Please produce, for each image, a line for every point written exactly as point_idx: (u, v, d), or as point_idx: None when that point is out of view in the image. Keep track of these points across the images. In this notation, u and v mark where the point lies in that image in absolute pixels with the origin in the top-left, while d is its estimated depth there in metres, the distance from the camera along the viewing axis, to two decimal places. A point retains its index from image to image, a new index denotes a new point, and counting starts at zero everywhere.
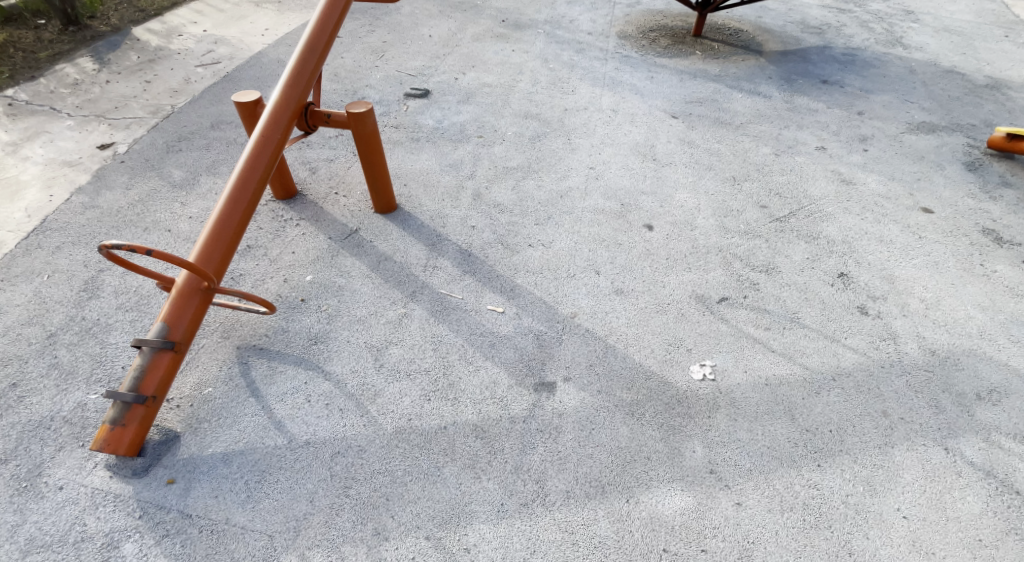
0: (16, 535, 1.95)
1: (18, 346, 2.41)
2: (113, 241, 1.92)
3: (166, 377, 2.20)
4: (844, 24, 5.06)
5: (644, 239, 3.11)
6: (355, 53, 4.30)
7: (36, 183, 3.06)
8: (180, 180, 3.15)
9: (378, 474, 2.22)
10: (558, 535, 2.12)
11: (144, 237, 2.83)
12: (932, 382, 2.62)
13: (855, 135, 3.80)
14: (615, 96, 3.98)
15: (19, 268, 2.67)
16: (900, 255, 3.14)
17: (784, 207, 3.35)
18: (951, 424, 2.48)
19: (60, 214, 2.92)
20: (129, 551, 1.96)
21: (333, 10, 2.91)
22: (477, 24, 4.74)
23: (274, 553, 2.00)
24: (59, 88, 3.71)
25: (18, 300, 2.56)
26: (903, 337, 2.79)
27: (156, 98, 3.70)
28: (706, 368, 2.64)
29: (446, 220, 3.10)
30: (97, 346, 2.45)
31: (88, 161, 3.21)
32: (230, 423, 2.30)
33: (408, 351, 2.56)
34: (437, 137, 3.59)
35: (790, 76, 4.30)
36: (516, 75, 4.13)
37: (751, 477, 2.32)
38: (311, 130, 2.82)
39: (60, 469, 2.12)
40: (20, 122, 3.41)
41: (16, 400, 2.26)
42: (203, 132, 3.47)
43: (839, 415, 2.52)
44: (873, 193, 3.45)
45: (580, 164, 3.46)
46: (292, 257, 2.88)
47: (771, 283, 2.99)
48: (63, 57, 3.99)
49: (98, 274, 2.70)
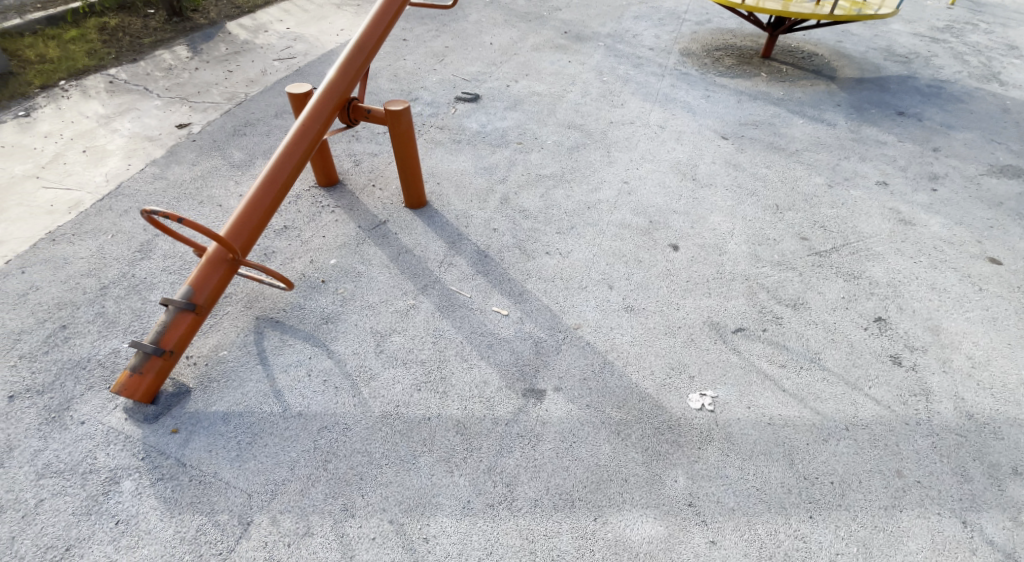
0: (36, 459, 2.20)
1: (73, 293, 2.73)
2: (155, 209, 2.10)
3: (186, 335, 2.41)
4: (936, 54, 4.82)
5: (666, 259, 3.05)
6: (416, 56, 4.62)
7: (119, 153, 3.46)
8: (239, 161, 3.45)
9: (357, 453, 2.28)
10: (518, 542, 2.08)
11: (197, 209, 3.11)
12: (962, 448, 2.36)
13: (923, 173, 3.55)
14: (664, 112, 4.02)
15: (89, 225, 3.03)
16: (952, 305, 2.87)
17: (827, 241, 3.18)
18: (975, 496, 2.22)
19: (133, 182, 3.27)
20: (127, 488, 2.15)
21: (388, 10, 3.02)
22: (539, 35, 5.00)
23: (249, 511, 2.11)
24: (155, 71, 4.21)
25: (83, 253, 2.90)
26: (937, 396, 2.53)
27: (234, 86, 4.10)
28: (706, 398, 2.54)
29: (470, 221, 3.21)
30: (138, 302, 2.72)
31: (165, 138, 3.59)
32: (236, 386, 2.47)
33: (408, 341, 2.65)
34: (479, 140, 3.74)
35: (861, 105, 4.13)
36: (568, 86, 4.28)
37: (732, 517, 2.18)
38: (352, 124, 2.96)
39: (86, 406, 2.36)
40: (116, 98, 3.89)
41: (62, 339, 2.56)
42: (267, 120, 3.80)
43: (846, 467, 2.32)
44: (934, 237, 3.19)
45: (614, 177, 3.50)
46: (321, 241, 3.08)
47: (796, 319, 2.83)
48: (163, 44, 4.55)
49: (153, 238, 3.01)
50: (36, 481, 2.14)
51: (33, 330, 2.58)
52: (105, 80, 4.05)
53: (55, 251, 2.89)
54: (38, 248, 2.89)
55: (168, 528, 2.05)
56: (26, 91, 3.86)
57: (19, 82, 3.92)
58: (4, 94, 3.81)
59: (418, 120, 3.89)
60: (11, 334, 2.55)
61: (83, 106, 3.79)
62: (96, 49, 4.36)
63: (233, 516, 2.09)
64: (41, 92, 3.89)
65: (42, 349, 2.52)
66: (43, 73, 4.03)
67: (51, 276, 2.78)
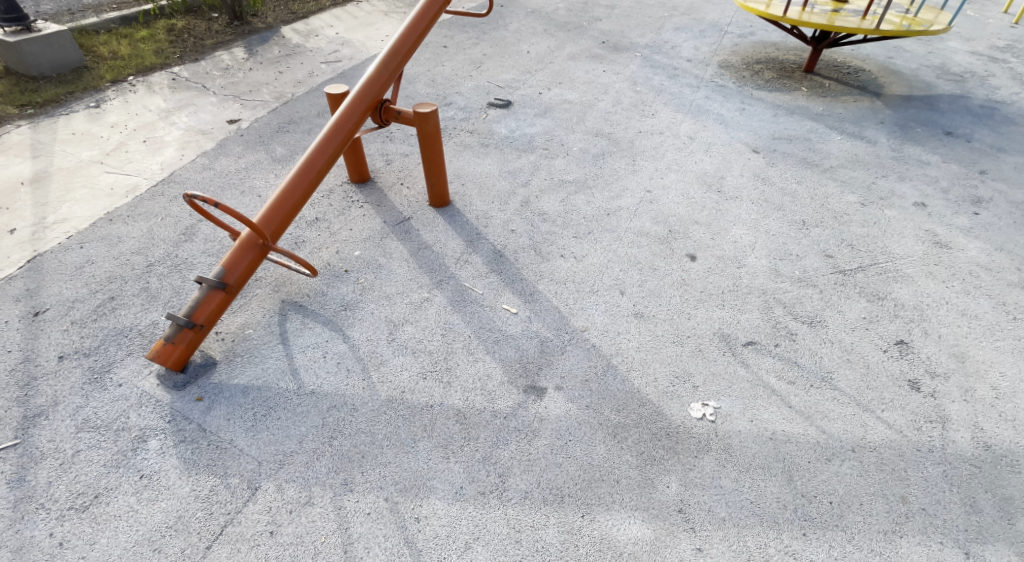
0: (77, 414, 2.41)
1: (123, 268, 2.97)
2: (195, 193, 2.24)
3: (215, 311, 2.56)
4: (993, 74, 4.75)
5: (682, 268, 3.07)
6: (456, 62, 4.83)
7: (175, 144, 3.75)
8: (280, 156, 3.68)
9: (360, 433, 2.38)
10: (505, 530, 2.13)
11: (238, 198, 3.34)
12: (975, 479, 2.26)
13: (966, 196, 3.47)
14: (695, 124, 4.11)
15: (143, 209, 3.30)
16: (982, 333, 2.75)
17: (853, 260, 3.11)
18: (982, 527, 2.13)
19: (185, 171, 3.54)
20: (153, 447, 2.33)
21: (423, 16, 3.12)
22: (577, 44, 5.20)
23: (258, 477, 2.25)
24: (213, 70, 4.56)
25: (135, 233, 3.16)
26: (954, 424, 2.42)
27: (282, 86, 4.40)
28: (708, 409, 2.50)
29: (489, 221, 3.32)
30: (178, 280, 2.94)
31: (217, 132, 3.88)
32: (258, 362, 2.63)
33: (419, 331, 2.76)
34: (506, 145, 3.90)
35: (906, 123, 4.11)
36: (600, 95, 4.43)
37: (722, 526, 2.15)
38: (382, 124, 3.10)
39: (124, 370, 2.57)
40: (177, 94, 4.24)
41: (110, 310, 2.79)
42: (310, 119, 4.04)
43: (847, 488, 2.25)
44: (970, 261, 3.07)
45: (637, 186, 3.58)
46: (348, 233, 3.24)
47: (811, 336, 2.76)
48: (223, 45, 4.92)
49: (197, 223, 3.25)
50: (74, 434, 2.35)
51: (85, 299, 2.82)
52: (168, 77, 4.42)
53: (111, 230, 3.16)
54: (97, 226, 3.17)
55: (185, 486, 2.22)
56: (98, 85, 4.23)
57: (93, 76, 4.30)
58: (79, 86, 4.18)
59: (450, 124, 4.08)
60: (65, 302, 2.80)
61: (148, 100, 4.14)
62: (162, 48, 4.74)
63: (243, 481, 2.24)
64: (111, 85, 4.26)
65: (92, 317, 2.75)
66: (114, 68, 4.41)
67: (105, 252, 3.04)
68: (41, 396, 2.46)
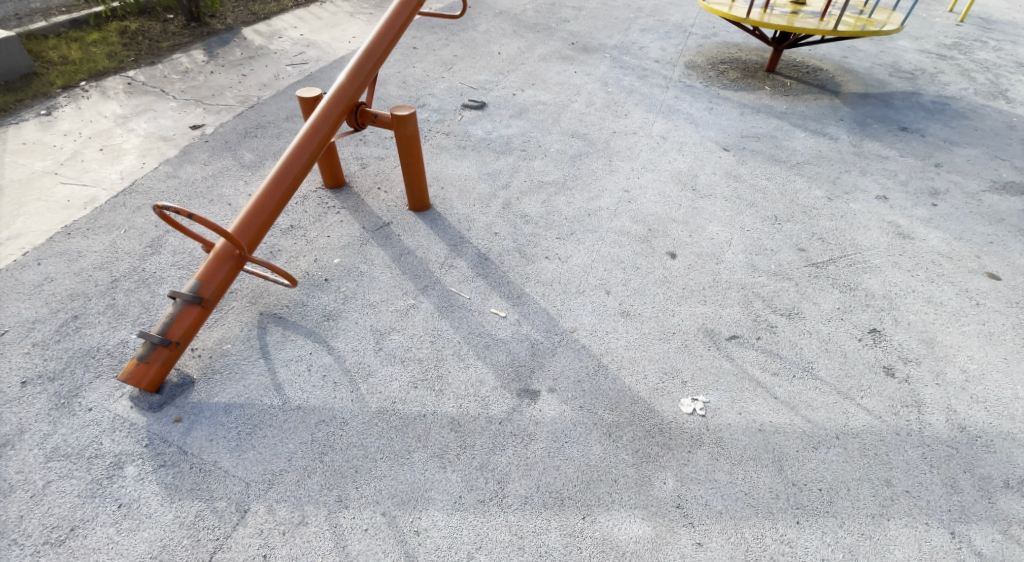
0: (45, 443, 2.26)
1: (86, 285, 2.81)
2: (166, 204, 2.10)
3: (192, 327, 2.41)
4: (942, 71, 5.01)
5: (664, 266, 3.13)
6: (426, 65, 4.80)
7: (135, 152, 3.58)
8: (249, 162, 3.56)
9: (352, 447, 2.30)
10: (506, 537, 2.10)
11: (207, 207, 3.21)
12: (953, 460, 2.37)
13: (924, 188, 3.64)
14: (667, 123, 4.20)
15: (103, 221, 3.13)
16: (948, 319, 2.89)
17: (825, 252, 3.22)
18: (964, 507, 2.23)
19: (148, 180, 3.39)
20: (130, 474, 2.19)
21: (397, 18, 3.04)
22: (546, 46, 5.23)
23: (247, 499, 2.14)
24: (172, 74, 4.39)
25: (96, 247, 2.99)
26: (929, 407, 2.54)
27: (247, 90, 4.27)
28: (698, 403, 2.54)
29: (471, 225, 3.32)
30: (147, 295, 2.79)
31: (180, 138, 3.73)
32: (238, 378, 2.50)
33: (407, 339, 2.70)
34: (483, 147, 3.91)
35: (865, 120, 4.29)
36: (573, 96, 4.48)
37: (719, 520, 2.19)
38: (359, 127, 3.05)
39: (94, 393, 2.41)
40: (134, 99, 4.05)
41: (73, 329, 2.62)
42: (278, 123, 3.93)
43: (834, 475, 2.32)
44: (933, 250, 3.23)
45: (615, 186, 3.63)
46: (326, 241, 3.16)
47: (790, 328, 2.85)
48: (180, 48, 4.75)
49: (163, 235, 3.10)
50: (43, 464, 2.20)
51: (47, 319, 2.65)
52: (123, 82, 4.22)
53: (70, 244, 2.99)
54: (55, 241, 2.99)
55: (168, 513, 2.10)
56: (47, 91, 4.00)
57: (42, 81, 4.07)
58: (28, 93, 3.95)
59: (425, 126, 4.07)
60: (25, 323, 2.63)
61: (102, 106, 3.94)
62: (116, 52, 4.53)
63: (231, 503, 2.13)
64: (62, 91, 4.04)
65: (54, 338, 2.58)
66: (65, 73, 4.18)
67: (65, 268, 2.87)
68: (4, 425, 2.30)
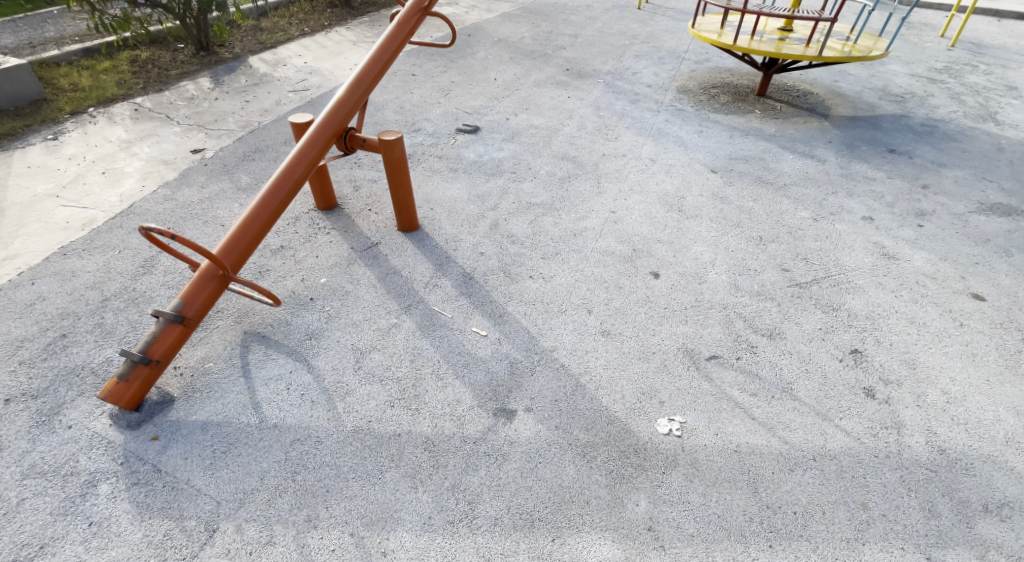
0: (23, 460, 2.32)
1: (77, 304, 2.90)
2: (151, 226, 2.15)
3: (173, 345, 2.49)
4: (932, 94, 5.03)
5: (647, 286, 3.16)
6: (423, 90, 4.94)
7: (135, 175, 3.72)
8: (245, 185, 3.68)
9: (325, 466, 2.34)
10: (473, 559, 2.12)
11: (201, 229, 3.31)
12: (931, 484, 2.34)
13: (910, 210, 3.64)
14: (656, 146, 4.26)
15: (98, 242, 3.24)
16: (931, 340, 2.87)
17: (808, 273, 3.23)
18: (941, 532, 2.21)
19: (145, 202, 3.51)
20: (103, 492, 2.24)
21: (389, 46, 3.09)
22: (542, 72, 5.35)
23: (216, 518, 2.18)
24: (177, 100, 4.56)
25: (90, 268, 3.09)
26: (909, 429, 2.52)
27: (249, 115, 4.42)
28: (674, 424, 2.54)
29: (458, 245, 3.38)
30: (135, 314, 2.88)
31: (180, 162, 3.86)
32: (217, 397, 2.57)
33: (387, 358, 2.75)
34: (474, 169, 4.00)
35: (853, 142, 4.32)
36: (565, 120, 4.57)
37: (690, 543, 2.18)
38: (349, 152, 3.13)
39: (74, 411, 2.48)
40: (139, 124, 4.21)
41: (60, 348, 2.71)
42: (276, 146, 4.06)
43: (809, 498, 2.30)
44: (918, 271, 3.22)
45: (602, 207, 3.69)
46: (314, 261, 3.24)
47: (771, 348, 2.85)
48: (188, 75, 4.94)
49: (156, 256, 3.21)
50: (20, 481, 2.26)
51: (36, 337, 2.74)
52: (130, 108, 4.39)
53: (65, 264, 3.09)
54: (51, 261, 3.10)
55: (137, 532, 2.15)
56: (56, 116, 4.18)
57: (51, 107, 4.26)
58: (37, 118, 4.13)
59: (418, 149, 4.18)
60: (15, 341, 2.72)
61: (107, 131, 4.10)
62: (125, 80, 4.72)
63: (200, 523, 2.17)
64: (70, 117, 4.21)
65: (41, 357, 2.67)
66: (74, 100, 4.37)
67: (58, 288, 2.97)
68: None
